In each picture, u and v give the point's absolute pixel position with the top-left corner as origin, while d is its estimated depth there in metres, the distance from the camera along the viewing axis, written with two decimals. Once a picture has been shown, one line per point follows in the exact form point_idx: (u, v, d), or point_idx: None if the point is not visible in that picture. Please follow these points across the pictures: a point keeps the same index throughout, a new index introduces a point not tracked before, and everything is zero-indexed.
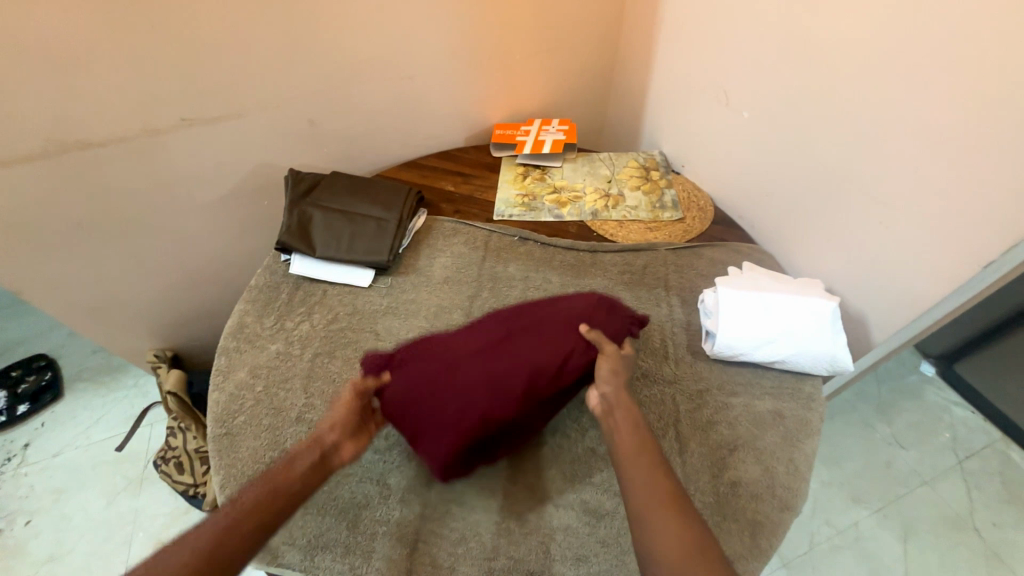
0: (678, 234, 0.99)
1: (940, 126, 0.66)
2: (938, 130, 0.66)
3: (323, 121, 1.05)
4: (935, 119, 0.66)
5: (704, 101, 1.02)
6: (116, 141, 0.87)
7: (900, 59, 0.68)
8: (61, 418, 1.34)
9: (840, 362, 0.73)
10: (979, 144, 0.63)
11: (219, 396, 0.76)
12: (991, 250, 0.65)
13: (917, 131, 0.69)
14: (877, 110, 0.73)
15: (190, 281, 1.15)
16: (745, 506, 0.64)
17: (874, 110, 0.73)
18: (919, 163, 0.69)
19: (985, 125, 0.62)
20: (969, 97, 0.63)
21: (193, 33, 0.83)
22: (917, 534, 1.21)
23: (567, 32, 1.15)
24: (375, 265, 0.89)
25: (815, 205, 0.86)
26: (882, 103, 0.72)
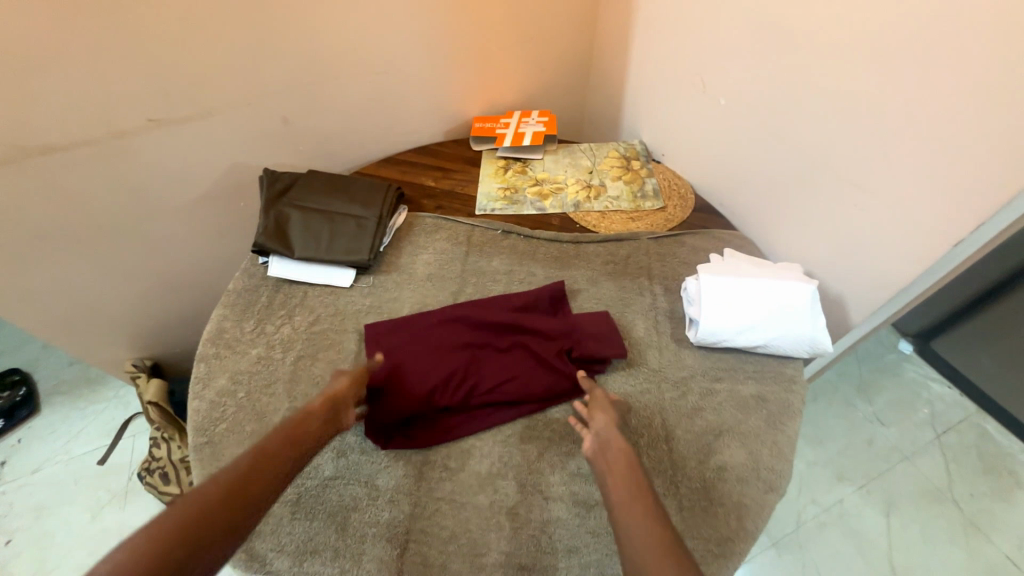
0: (660, 223, 0.99)
1: (910, 108, 0.67)
2: (908, 112, 0.67)
3: (297, 119, 1.02)
4: (906, 101, 0.67)
5: (682, 90, 1.02)
6: (79, 145, 0.83)
7: (872, 42, 0.69)
8: (38, 432, 1.30)
9: (820, 344, 0.74)
10: (948, 126, 0.64)
11: (200, 404, 0.74)
12: (962, 229, 0.66)
13: (887, 114, 0.70)
14: (850, 94, 0.74)
15: (166, 287, 1.11)
16: (732, 490, 0.65)
17: (847, 94, 0.74)
18: (892, 145, 0.71)
19: (953, 106, 0.63)
20: (936, 80, 0.64)
21: (155, 30, 0.80)
22: (899, 507, 1.25)
23: (543, 22, 1.14)
24: (356, 264, 0.87)
25: (792, 190, 0.87)
26: (854, 87, 0.73)
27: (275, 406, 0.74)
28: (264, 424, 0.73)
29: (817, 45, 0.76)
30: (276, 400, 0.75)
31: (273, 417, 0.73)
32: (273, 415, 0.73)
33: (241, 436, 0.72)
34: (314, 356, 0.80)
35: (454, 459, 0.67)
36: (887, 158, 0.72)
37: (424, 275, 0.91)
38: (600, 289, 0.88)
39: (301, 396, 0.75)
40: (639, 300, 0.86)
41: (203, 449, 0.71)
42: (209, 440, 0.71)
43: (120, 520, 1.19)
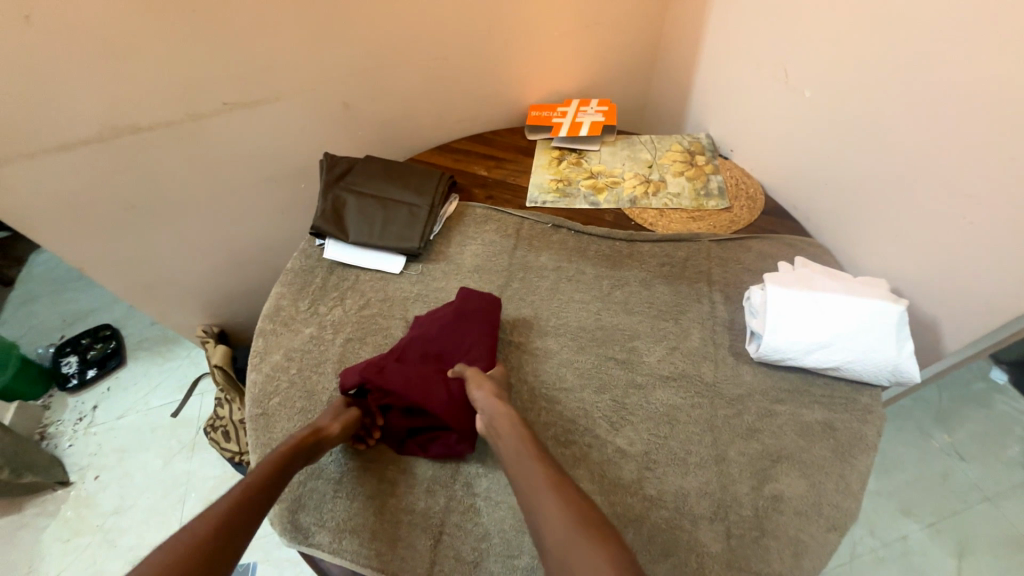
0: (724, 225, 0.92)
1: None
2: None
3: (357, 105, 1.04)
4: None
5: (760, 80, 0.93)
6: (163, 126, 0.89)
7: (1006, 25, 0.58)
8: (124, 383, 1.45)
9: (904, 371, 0.66)
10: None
11: (256, 377, 0.79)
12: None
13: (1018, 113, 0.59)
14: (970, 90, 0.63)
15: (232, 262, 1.19)
16: (787, 523, 0.60)
17: (967, 89, 0.63)
18: (1021, 151, 0.60)
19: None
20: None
21: (229, 13, 0.83)
22: (978, 554, 1.12)
23: (610, 3, 1.07)
24: (406, 251, 0.88)
25: (883, 197, 0.77)
26: (978, 81, 0.62)
27: (324, 386, 0.77)
28: (313, 402, 0.76)
29: (933, 27, 0.65)
30: (325, 380, 0.78)
31: (322, 396, 0.76)
32: (321, 394, 0.76)
33: (292, 411, 0.75)
34: (362, 340, 0.82)
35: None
36: (1012, 168, 0.61)
37: (472, 266, 0.90)
38: (653, 292, 0.83)
39: None
40: (696, 307, 0.80)
41: (258, 420, 0.75)
42: (263, 412, 0.75)
43: (187, 469, 1.31)
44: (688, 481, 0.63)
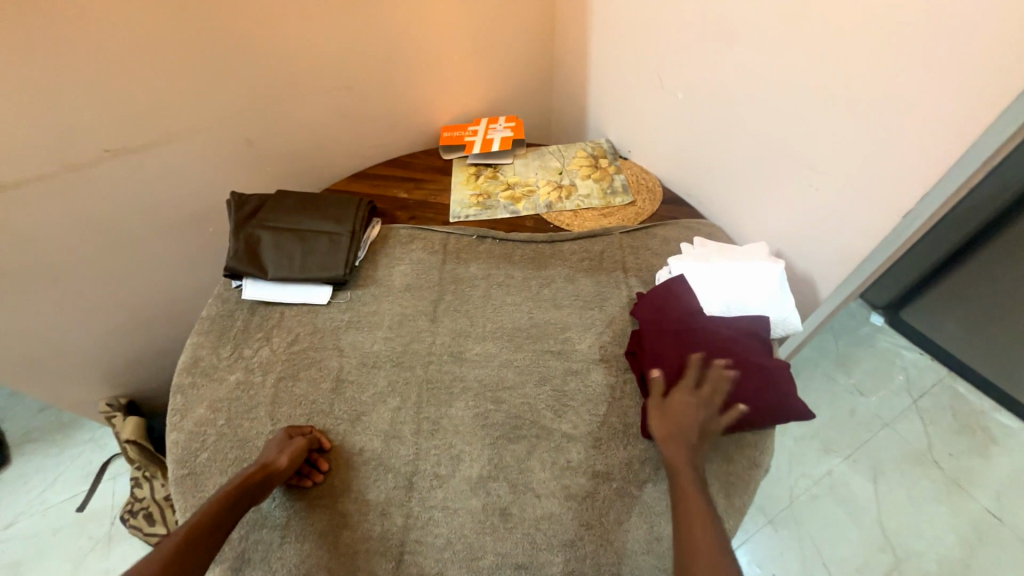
0: (631, 217, 1.01)
1: (852, 92, 0.70)
2: (851, 94, 0.70)
3: (261, 140, 1.02)
4: (848, 85, 0.70)
5: (640, 86, 1.05)
6: (34, 180, 0.81)
7: (808, 30, 0.72)
8: (11, 485, 1.24)
9: (790, 323, 0.76)
10: (888, 105, 0.67)
11: (178, 436, 0.72)
12: (912, 200, 0.68)
13: (832, 97, 0.73)
14: (796, 82, 0.77)
15: (137, 320, 1.09)
16: (719, 469, 0.64)
17: (793, 82, 0.77)
18: (839, 126, 0.73)
19: (891, 85, 0.65)
20: (872, 62, 0.66)
21: (102, 55, 0.78)
22: (887, 473, 1.30)
23: (500, 28, 1.16)
24: (331, 279, 0.87)
25: (751, 176, 0.90)
26: (799, 74, 0.76)
27: (258, 431, 0.72)
28: (248, 449, 0.71)
29: (759, 36, 0.79)
30: (258, 424, 0.73)
31: (257, 441, 0.71)
32: (256, 439, 0.72)
33: (224, 464, 0.70)
34: (295, 376, 0.78)
35: (350, 440, 0.70)
36: (837, 141, 0.74)
37: (402, 285, 0.90)
38: (577, 285, 0.88)
39: (284, 417, 0.74)
40: (616, 293, 0.86)
41: (184, 481, 0.69)
42: (189, 472, 0.69)
43: (105, 567, 1.14)
44: (628, 450, 0.67)
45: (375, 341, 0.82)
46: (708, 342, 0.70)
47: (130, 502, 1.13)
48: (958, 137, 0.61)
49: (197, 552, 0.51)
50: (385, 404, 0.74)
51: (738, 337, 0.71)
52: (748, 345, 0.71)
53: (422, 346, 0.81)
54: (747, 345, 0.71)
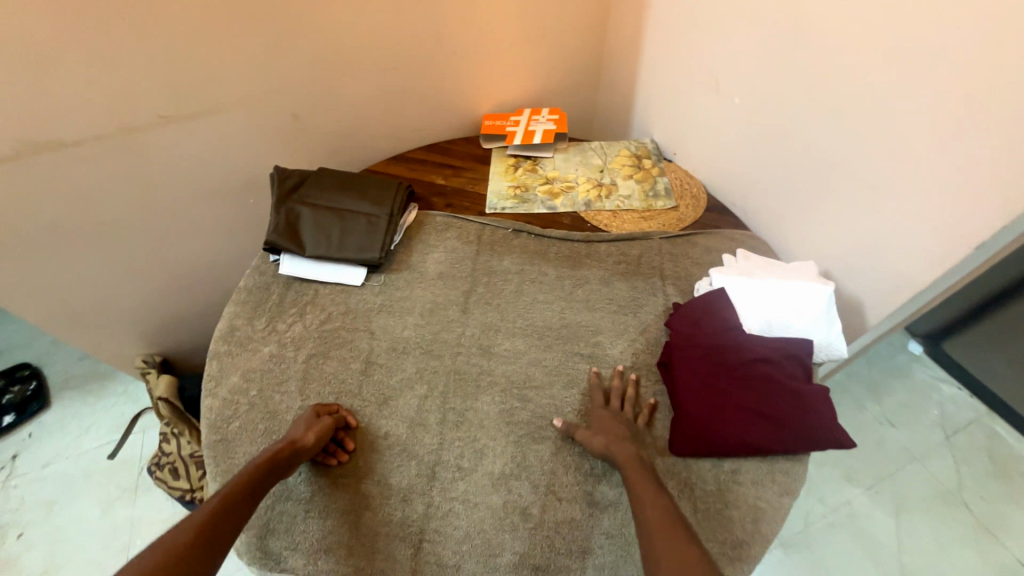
0: (673, 222, 0.98)
1: (927, 109, 0.66)
2: (926, 112, 0.66)
3: (306, 116, 1.02)
4: (924, 102, 0.66)
5: (694, 87, 1.01)
6: (90, 141, 0.84)
7: (889, 40, 0.67)
8: (49, 427, 1.31)
9: (835, 349, 0.72)
10: (966, 126, 0.62)
11: (212, 402, 0.75)
12: (981, 232, 0.64)
13: (903, 113, 0.68)
14: (865, 95, 0.72)
15: (176, 284, 1.12)
16: (746, 494, 0.62)
17: (861, 95, 0.73)
18: (908, 146, 0.69)
19: (972, 104, 0.61)
20: (955, 79, 0.62)
21: (163, 23, 0.80)
22: (910, 509, 1.25)
23: (552, 17, 1.13)
24: (367, 261, 0.87)
25: (805, 191, 0.86)
26: (868, 87, 0.72)
27: (286, 404, 0.74)
28: (277, 422, 0.72)
29: (827, 43, 0.75)
30: (287, 398, 0.74)
31: (285, 415, 0.73)
32: (284, 412, 0.73)
33: (254, 433, 0.72)
34: (325, 354, 0.79)
35: (376, 424, 0.71)
36: (905, 161, 0.70)
37: (435, 273, 0.90)
38: (612, 289, 0.86)
39: (313, 394, 0.75)
40: (652, 300, 0.84)
41: (217, 446, 0.71)
42: (221, 438, 0.71)
43: (131, 515, 1.20)
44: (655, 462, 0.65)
45: (405, 327, 0.82)
46: (747, 364, 0.66)
47: (157, 456, 1.16)
48: None
49: (227, 521, 0.52)
50: (412, 391, 0.74)
51: (779, 358, 0.67)
52: (787, 368, 0.67)
53: (451, 336, 0.80)
54: (788, 368, 0.67)
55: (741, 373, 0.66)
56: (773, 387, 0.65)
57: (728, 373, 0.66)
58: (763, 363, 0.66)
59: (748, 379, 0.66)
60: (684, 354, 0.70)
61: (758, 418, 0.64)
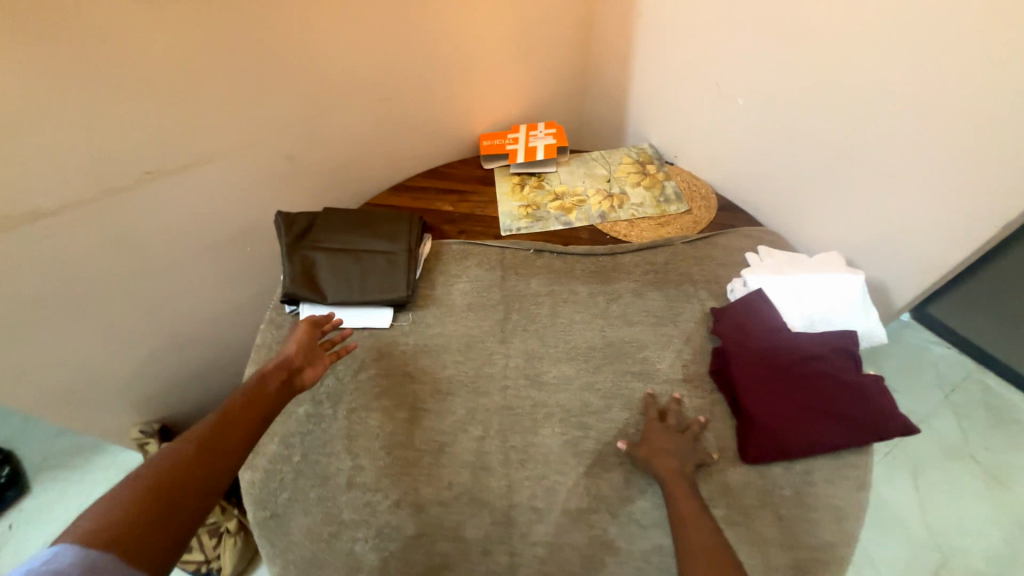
0: (689, 226, 0.98)
1: (947, 98, 0.70)
2: (944, 100, 0.70)
3: (302, 155, 0.97)
4: (944, 91, 0.69)
5: (694, 91, 1.02)
6: (72, 206, 0.76)
7: (905, 37, 0.70)
8: (33, 514, 1.20)
9: (875, 336, 0.74)
10: (987, 112, 0.67)
11: (253, 476, 0.69)
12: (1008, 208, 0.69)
13: (921, 102, 0.72)
14: (881, 87, 0.75)
15: (173, 347, 1.04)
16: (824, 495, 0.62)
17: (877, 87, 0.76)
18: (928, 132, 0.73)
19: (993, 90, 0.65)
20: (975, 67, 0.66)
21: (147, 72, 0.73)
22: (927, 471, 1.30)
23: (541, 32, 1.11)
24: (393, 301, 0.83)
25: (820, 184, 0.89)
26: (883, 80, 0.75)
27: (337, 466, 0.69)
28: (329, 488, 0.67)
29: (838, 38, 0.77)
30: (337, 459, 0.69)
31: (338, 478, 0.68)
32: (336, 476, 0.68)
33: (307, 503, 0.67)
34: (368, 407, 0.74)
35: (436, 474, 0.67)
36: (926, 148, 0.74)
37: (464, 305, 0.87)
38: (647, 300, 0.86)
39: (364, 451, 0.70)
40: (689, 308, 0.84)
41: (269, 523, 0.66)
42: (272, 513, 0.66)
43: None
44: (730, 476, 0.64)
45: (445, 366, 0.79)
46: (798, 365, 0.68)
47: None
48: None
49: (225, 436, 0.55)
50: (467, 433, 0.71)
51: (829, 356, 0.68)
52: (838, 362, 0.68)
53: (496, 369, 0.78)
54: (838, 364, 0.68)
55: (795, 375, 0.67)
56: (825, 384, 0.66)
57: (781, 377, 0.67)
58: (813, 363, 0.68)
59: (803, 380, 0.67)
60: (735, 363, 0.70)
61: (823, 416, 0.65)
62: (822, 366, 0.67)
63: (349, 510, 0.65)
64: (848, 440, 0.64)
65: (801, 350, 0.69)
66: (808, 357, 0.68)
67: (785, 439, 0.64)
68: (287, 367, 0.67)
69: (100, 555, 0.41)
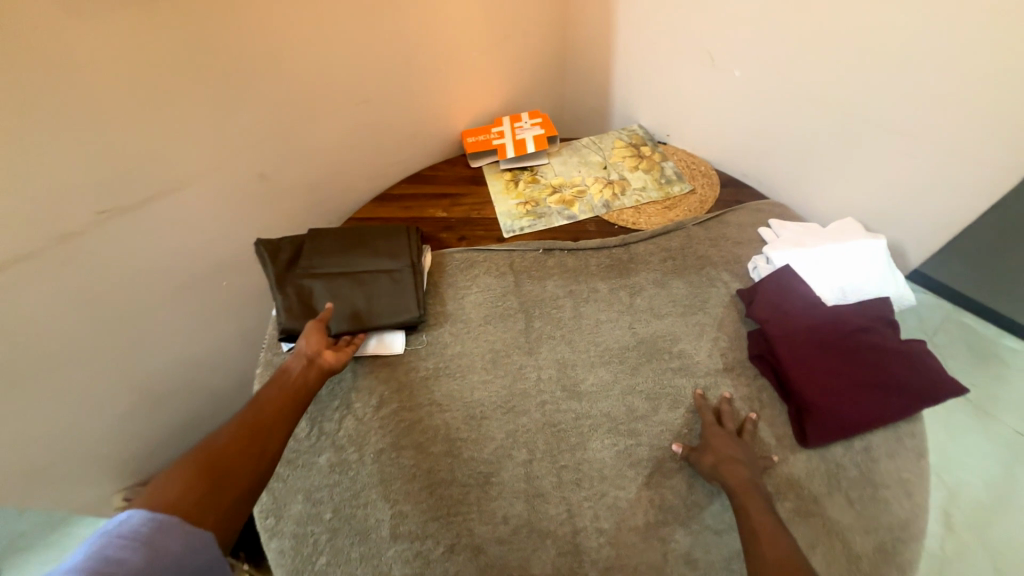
0: (696, 206, 0.96)
1: (965, 57, 0.68)
2: (962, 60, 0.68)
3: (276, 174, 0.86)
4: (962, 49, 0.68)
5: (685, 65, 0.98)
6: (11, 264, 0.63)
7: None
8: None
9: (905, 299, 0.74)
10: (1008, 68, 0.66)
11: (281, 544, 0.62)
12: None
13: (936, 63, 0.70)
14: (895, 47, 0.72)
15: (152, 404, 0.92)
16: (889, 469, 0.61)
17: (889, 50, 0.73)
18: (943, 94, 0.72)
19: (1014, 45, 0.64)
20: (995, 21, 0.64)
21: (84, 96, 0.61)
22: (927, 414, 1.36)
23: (518, 15, 1.04)
24: (404, 323, 0.76)
25: (824, 150, 0.87)
26: (896, 42, 0.72)
27: (376, 517, 0.62)
28: (372, 543, 0.61)
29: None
30: (375, 509, 0.63)
31: (380, 531, 0.61)
32: (377, 529, 0.62)
33: (350, 565, 0.60)
34: (398, 445, 0.68)
35: (487, 509, 0.62)
36: (942, 108, 0.73)
37: (480, 317, 0.81)
38: (670, 289, 0.82)
39: (403, 495, 0.64)
40: (714, 292, 0.81)
41: None
42: None
43: None
44: (794, 464, 0.62)
45: (474, 389, 0.73)
46: (839, 341, 0.66)
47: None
48: None
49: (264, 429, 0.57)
50: (512, 459, 0.66)
51: (870, 327, 0.67)
52: (880, 331, 0.67)
53: (529, 384, 0.72)
54: (880, 334, 0.67)
55: (839, 351, 0.66)
56: (869, 356, 0.65)
57: (825, 355, 0.66)
58: (854, 336, 0.67)
59: (848, 355, 0.66)
60: (777, 346, 0.68)
61: (873, 389, 0.64)
62: (864, 338, 0.66)
63: (398, 565, 0.59)
64: (902, 409, 0.63)
65: (839, 325, 0.67)
66: (846, 330, 0.67)
67: (842, 419, 0.63)
68: (304, 356, 0.66)
69: (165, 517, 0.42)
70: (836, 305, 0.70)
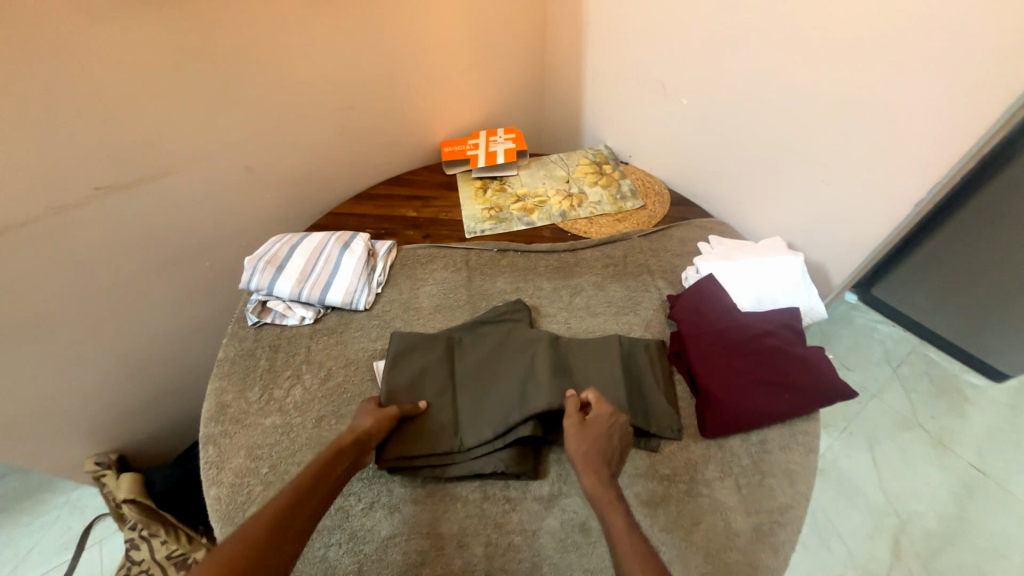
0: (645, 221, 1.03)
1: (874, 93, 0.74)
2: (870, 97, 0.74)
3: (262, 166, 0.96)
4: (870, 86, 0.74)
5: (644, 94, 1.06)
6: (17, 228, 0.72)
7: (830, 35, 0.74)
8: None
9: (817, 312, 0.80)
10: (905, 105, 0.72)
11: (219, 491, 0.68)
12: (923, 191, 0.75)
13: (851, 97, 0.77)
14: (814, 83, 0.80)
15: (129, 371, 0.98)
16: (778, 460, 0.68)
17: (813, 85, 0.80)
18: (856, 125, 0.78)
19: (913, 85, 0.70)
20: (894, 66, 0.70)
21: (94, 87, 0.71)
22: None
23: (497, 40, 1.13)
24: (515, 437, 0.66)
25: (762, 175, 0.95)
26: (818, 77, 0.79)
27: None
28: None
29: (775, 36, 0.81)
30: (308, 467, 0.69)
31: None
32: None
33: None
34: (338, 413, 0.74)
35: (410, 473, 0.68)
36: (855, 138, 0.79)
37: (431, 307, 0.88)
38: (608, 291, 0.90)
39: None
40: (647, 297, 0.89)
41: None
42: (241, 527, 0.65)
43: None
44: (693, 450, 0.69)
45: None
46: (745, 343, 0.73)
47: (122, 564, 0.97)
48: (971, 132, 0.67)
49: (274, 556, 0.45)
50: None
51: (775, 335, 0.73)
52: (784, 336, 0.73)
53: None
54: (783, 341, 0.73)
55: (746, 352, 0.72)
56: (772, 358, 0.71)
57: (734, 356, 0.72)
58: (760, 340, 0.73)
59: (753, 356, 0.72)
60: (692, 346, 0.74)
61: (773, 388, 0.70)
62: (768, 343, 0.72)
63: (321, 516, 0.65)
64: (798, 406, 0.69)
65: (749, 330, 0.74)
66: (753, 334, 0.73)
67: (740, 411, 0.68)
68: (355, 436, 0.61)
69: None
70: (749, 314, 0.77)
